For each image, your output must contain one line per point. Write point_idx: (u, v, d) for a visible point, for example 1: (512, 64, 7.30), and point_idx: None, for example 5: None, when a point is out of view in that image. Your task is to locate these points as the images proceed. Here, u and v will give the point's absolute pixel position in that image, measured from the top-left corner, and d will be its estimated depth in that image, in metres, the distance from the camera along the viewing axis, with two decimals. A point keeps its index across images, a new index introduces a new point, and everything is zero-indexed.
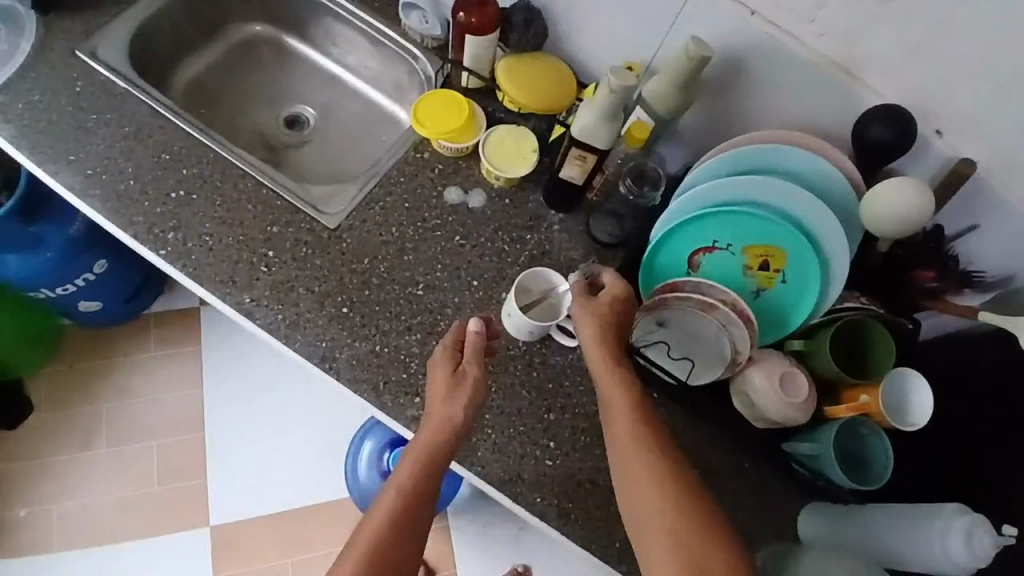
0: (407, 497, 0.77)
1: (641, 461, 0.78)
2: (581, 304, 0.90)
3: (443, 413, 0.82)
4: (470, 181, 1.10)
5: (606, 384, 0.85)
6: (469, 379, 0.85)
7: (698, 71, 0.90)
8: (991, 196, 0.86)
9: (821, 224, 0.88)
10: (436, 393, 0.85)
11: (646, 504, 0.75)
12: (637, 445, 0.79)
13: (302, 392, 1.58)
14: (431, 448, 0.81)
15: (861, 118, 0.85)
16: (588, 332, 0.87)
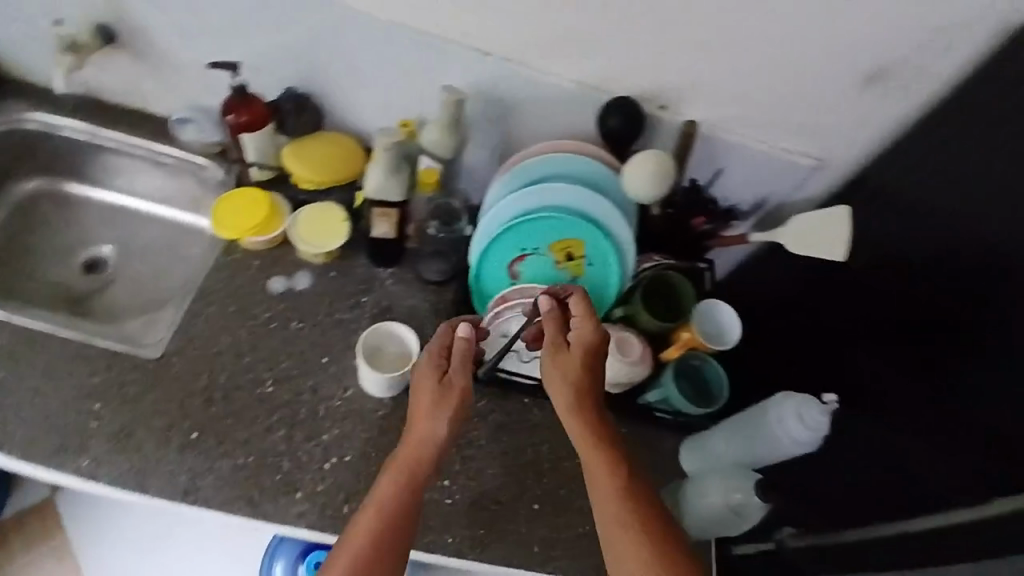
0: (389, 514, 0.85)
1: (617, 500, 0.86)
2: (549, 349, 0.92)
3: (422, 432, 0.89)
4: (291, 266, 1.11)
5: (578, 421, 0.91)
6: (457, 391, 0.90)
7: (459, 112, 0.98)
8: (718, 145, 1.03)
9: (601, 209, 1.00)
10: (422, 403, 0.90)
11: (616, 533, 0.85)
12: (612, 485, 0.87)
13: (190, 540, 1.42)
14: (412, 466, 0.88)
15: (600, 113, 0.99)
16: (558, 382, 0.91)
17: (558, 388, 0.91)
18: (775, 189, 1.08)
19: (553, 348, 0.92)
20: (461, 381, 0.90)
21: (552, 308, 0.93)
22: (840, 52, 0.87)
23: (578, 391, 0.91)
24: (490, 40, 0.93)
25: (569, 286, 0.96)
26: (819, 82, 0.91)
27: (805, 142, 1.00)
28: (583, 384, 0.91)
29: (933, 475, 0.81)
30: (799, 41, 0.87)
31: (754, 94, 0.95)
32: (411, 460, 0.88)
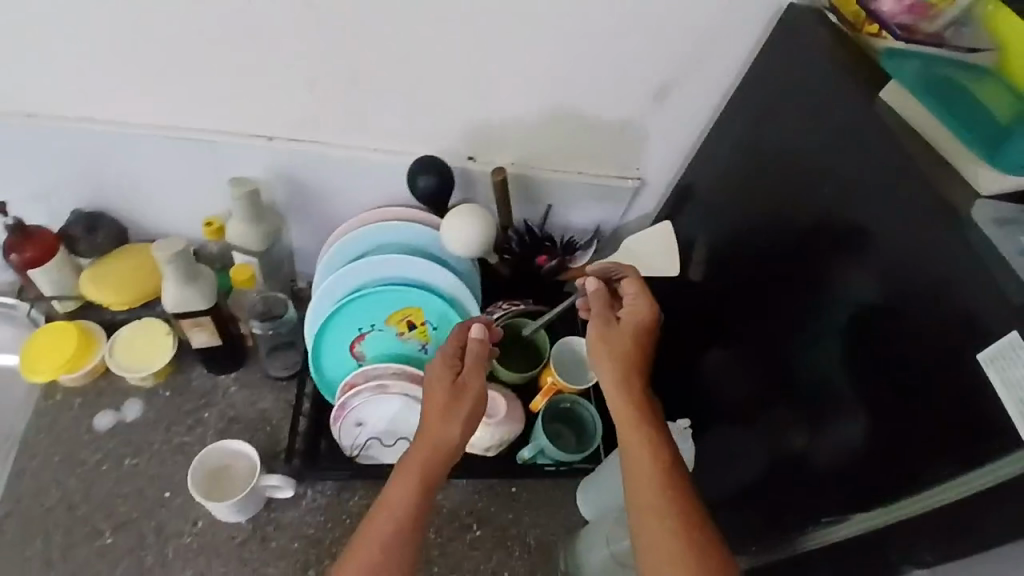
0: (400, 523, 0.76)
1: (652, 486, 0.76)
2: (597, 323, 0.88)
3: (442, 433, 0.81)
4: (121, 395, 1.02)
5: (617, 401, 0.83)
6: (471, 389, 0.84)
7: (258, 202, 0.94)
8: (536, 183, 1.04)
9: (428, 271, 0.95)
10: (432, 407, 0.83)
11: (654, 530, 0.73)
12: (648, 471, 0.77)
13: None
14: (429, 466, 0.80)
15: (409, 177, 0.98)
16: (605, 361, 0.86)
17: (602, 366, 0.86)
18: (603, 213, 1.10)
19: (606, 321, 0.88)
20: (476, 385, 0.84)
21: (597, 293, 0.90)
22: (615, 77, 0.91)
23: (637, 355, 0.86)
24: (272, 125, 0.94)
25: (620, 266, 0.92)
26: (609, 108, 0.95)
27: (616, 164, 1.04)
28: (636, 356, 0.86)
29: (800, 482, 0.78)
30: (576, 74, 0.90)
31: (553, 129, 0.97)
32: (425, 457, 0.80)
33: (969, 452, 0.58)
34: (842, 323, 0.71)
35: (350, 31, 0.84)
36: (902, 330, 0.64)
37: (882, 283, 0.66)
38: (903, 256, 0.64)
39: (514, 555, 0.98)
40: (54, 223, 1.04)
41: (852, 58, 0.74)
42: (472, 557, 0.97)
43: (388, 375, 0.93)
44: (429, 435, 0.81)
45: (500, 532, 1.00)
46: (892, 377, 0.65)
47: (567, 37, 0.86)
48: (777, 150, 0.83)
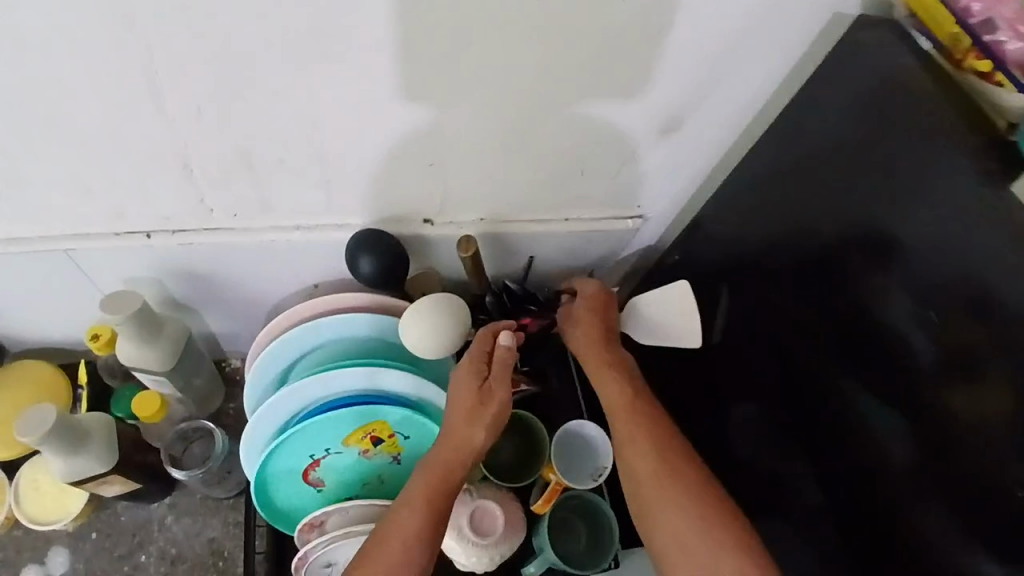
0: (413, 533, 0.68)
1: (665, 475, 0.68)
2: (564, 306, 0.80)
3: (462, 436, 0.71)
4: (39, 544, 0.85)
5: (602, 384, 0.74)
6: (498, 398, 0.71)
7: (147, 318, 0.73)
8: (513, 237, 0.81)
9: (388, 379, 0.75)
10: (457, 409, 0.72)
11: (674, 519, 0.66)
12: (655, 456, 0.69)
13: None
14: (448, 472, 0.71)
15: (348, 257, 0.75)
16: (582, 339, 0.77)
17: (581, 350, 0.77)
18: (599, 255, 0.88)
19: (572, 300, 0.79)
20: (506, 393, 0.72)
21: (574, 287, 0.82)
22: (604, 117, 0.66)
23: (609, 329, 0.77)
24: (145, 219, 0.70)
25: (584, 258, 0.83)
26: (596, 150, 0.70)
27: (611, 203, 0.80)
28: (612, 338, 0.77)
29: (806, 526, 0.69)
30: (549, 120, 0.65)
31: (524, 178, 0.73)
32: (445, 464, 0.71)
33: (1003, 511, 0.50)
34: (865, 354, 0.60)
35: (221, 104, 0.58)
36: (940, 370, 0.53)
37: (921, 308, 0.54)
38: (931, 272, 0.53)
39: None
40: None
41: (942, 102, 0.52)
42: None
43: (355, 508, 0.77)
44: (453, 440, 0.71)
45: None
46: (916, 406, 0.56)
47: (534, 76, 0.60)
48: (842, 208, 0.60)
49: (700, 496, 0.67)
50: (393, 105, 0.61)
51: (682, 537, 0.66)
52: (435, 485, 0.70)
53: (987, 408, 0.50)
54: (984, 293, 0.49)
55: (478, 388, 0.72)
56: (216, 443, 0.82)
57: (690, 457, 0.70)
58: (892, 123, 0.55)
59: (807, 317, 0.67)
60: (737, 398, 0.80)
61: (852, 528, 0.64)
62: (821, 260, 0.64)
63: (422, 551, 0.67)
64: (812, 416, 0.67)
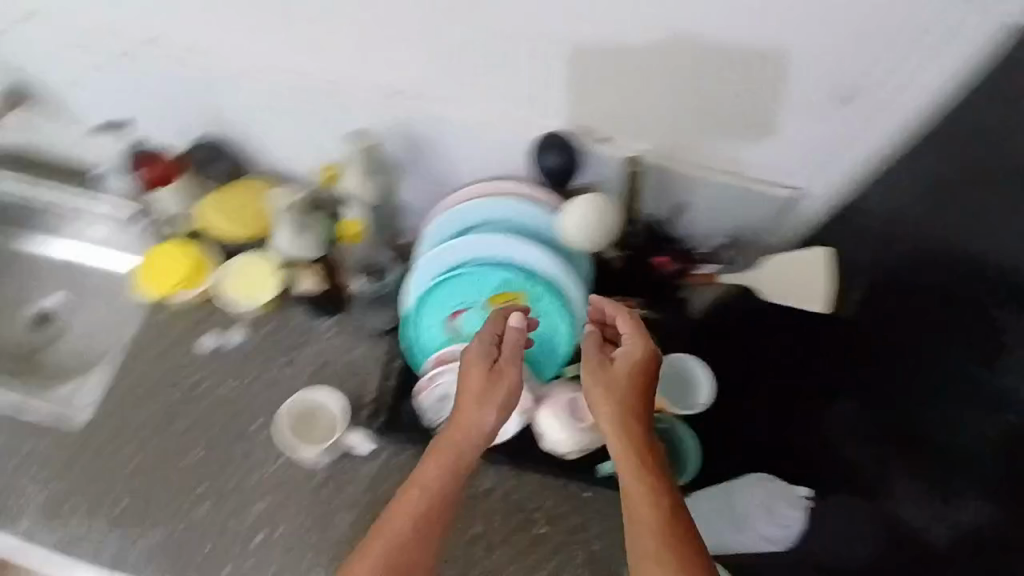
0: (421, 512, 0.77)
1: (647, 522, 0.70)
2: (592, 362, 0.79)
3: (472, 416, 0.79)
4: (226, 320, 1.04)
5: (617, 447, 0.74)
6: (506, 377, 0.80)
7: (373, 160, 0.91)
8: (676, 177, 0.91)
9: (539, 257, 0.90)
10: (468, 395, 0.80)
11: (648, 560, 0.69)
12: (643, 504, 0.71)
13: None
14: (459, 455, 0.78)
15: (534, 151, 0.88)
16: (602, 405, 0.76)
17: (598, 410, 0.76)
18: (746, 222, 0.95)
19: (599, 360, 0.79)
20: (513, 377, 0.80)
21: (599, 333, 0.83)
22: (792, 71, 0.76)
23: (632, 391, 0.77)
24: (399, 77, 0.86)
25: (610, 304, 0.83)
26: (776, 104, 0.80)
27: (776, 167, 0.87)
28: (637, 394, 0.77)
29: None
30: (743, 62, 0.76)
31: (704, 117, 0.83)
32: (453, 448, 0.79)
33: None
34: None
35: None
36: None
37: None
38: None
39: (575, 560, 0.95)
40: (177, 143, 1.03)
41: None
42: (533, 550, 0.95)
43: None
44: (459, 426, 0.79)
45: (566, 535, 0.96)
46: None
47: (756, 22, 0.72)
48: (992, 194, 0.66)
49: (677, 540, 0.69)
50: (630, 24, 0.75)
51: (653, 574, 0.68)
52: (447, 467, 0.78)
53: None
54: None
55: (487, 369, 0.80)
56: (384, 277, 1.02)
57: (671, 505, 0.71)
58: None
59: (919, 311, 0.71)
60: None
61: None
62: None
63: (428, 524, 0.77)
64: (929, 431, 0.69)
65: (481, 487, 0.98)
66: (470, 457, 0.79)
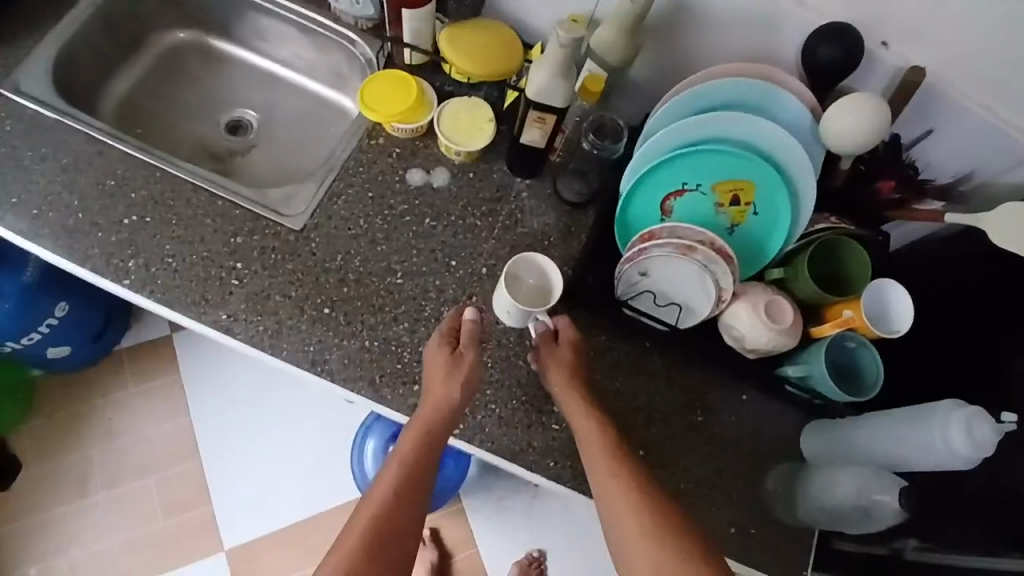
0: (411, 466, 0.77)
1: (618, 477, 0.76)
2: (546, 348, 0.89)
3: (441, 388, 0.83)
4: (431, 160, 1.07)
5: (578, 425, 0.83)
6: (468, 358, 0.85)
7: (643, 14, 0.88)
8: (940, 100, 0.88)
9: (784, 149, 0.87)
10: (436, 372, 0.85)
11: (622, 511, 0.74)
12: (611, 463, 0.78)
13: (291, 416, 1.58)
14: (429, 423, 0.81)
15: (808, 41, 0.85)
16: (556, 379, 0.87)
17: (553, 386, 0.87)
18: (987, 165, 0.92)
19: (551, 348, 0.89)
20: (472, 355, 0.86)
21: (551, 330, 0.91)
22: None
23: (579, 374, 0.88)
24: None
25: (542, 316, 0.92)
26: None
27: None
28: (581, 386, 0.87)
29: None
30: None
31: (1004, 34, 0.79)
32: (431, 414, 0.82)
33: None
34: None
35: None
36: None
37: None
38: None
39: (726, 453, 0.98)
40: None
41: None
42: (691, 436, 0.98)
43: (696, 238, 0.91)
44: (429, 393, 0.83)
45: (719, 429, 0.99)
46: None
47: None
48: None
49: (645, 496, 0.74)
50: None
51: (626, 524, 0.72)
52: (418, 429, 0.81)
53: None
54: None
55: (448, 351, 0.86)
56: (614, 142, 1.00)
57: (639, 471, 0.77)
58: None
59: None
60: None
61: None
62: None
63: (415, 473, 0.77)
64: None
65: (649, 368, 1.01)
66: (442, 425, 0.81)
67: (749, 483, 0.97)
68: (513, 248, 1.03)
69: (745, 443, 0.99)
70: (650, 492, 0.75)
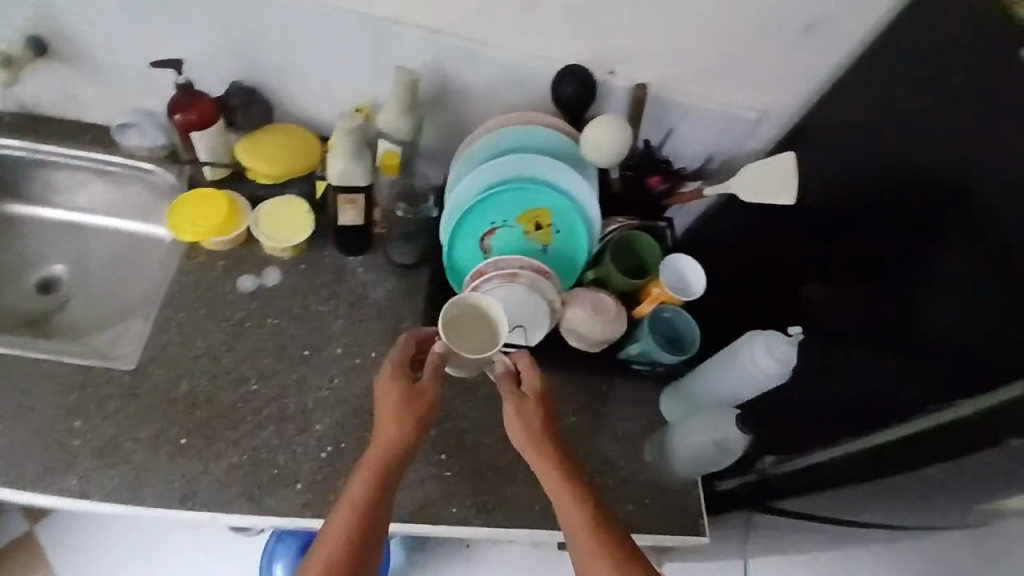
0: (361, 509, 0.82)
1: (576, 517, 0.83)
2: (511, 401, 0.89)
3: (393, 431, 0.85)
4: (259, 264, 1.09)
5: (542, 473, 0.86)
6: (425, 394, 0.87)
7: (415, 92, 0.99)
8: (666, 106, 1.07)
9: (561, 175, 1.02)
10: (386, 410, 0.86)
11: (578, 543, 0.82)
12: (571, 504, 0.84)
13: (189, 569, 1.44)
14: (384, 469, 0.84)
15: (553, 81, 1.01)
16: (515, 423, 0.88)
17: (514, 434, 0.89)
18: (724, 145, 1.14)
19: (515, 396, 0.89)
20: (431, 389, 0.88)
21: (511, 369, 0.92)
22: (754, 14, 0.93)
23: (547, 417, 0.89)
24: (432, 17, 0.95)
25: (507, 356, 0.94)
26: (744, 41, 0.97)
27: (742, 95, 1.05)
28: (545, 428, 0.89)
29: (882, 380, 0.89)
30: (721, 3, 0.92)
31: (690, 53, 1.00)
32: (383, 456, 0.85)
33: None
34: (953, 219, 0.81)
35: None
36: (1006, 247, 0.74)
37: (1003, 201, 0.75)
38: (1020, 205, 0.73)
39: (604, 441, 1.09)
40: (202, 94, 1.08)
41: None
42: (571, 439, 1.08)
43: (516, 265, 1.03)
44: (384, 435, 0.85)
45: (593, 422, 1.10)
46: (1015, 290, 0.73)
47: None
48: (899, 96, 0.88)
49: (599, 527, 0.83)
50: None
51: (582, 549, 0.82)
52: (373, 467, 0.84)
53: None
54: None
55: (405, 386, 0.87)
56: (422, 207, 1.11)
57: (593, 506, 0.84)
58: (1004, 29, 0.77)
59: (885, 184, 0.91)
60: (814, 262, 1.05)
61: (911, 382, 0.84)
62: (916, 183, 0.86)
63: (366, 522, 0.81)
64: (892, 280, 0.91)
65: None
66: (396, 467, 0.85)
67: (630, 462, 1.08)
68: (362, 322, 1.07)
69: (617, 428, 1.10)
70: (602, 520, 0.83)
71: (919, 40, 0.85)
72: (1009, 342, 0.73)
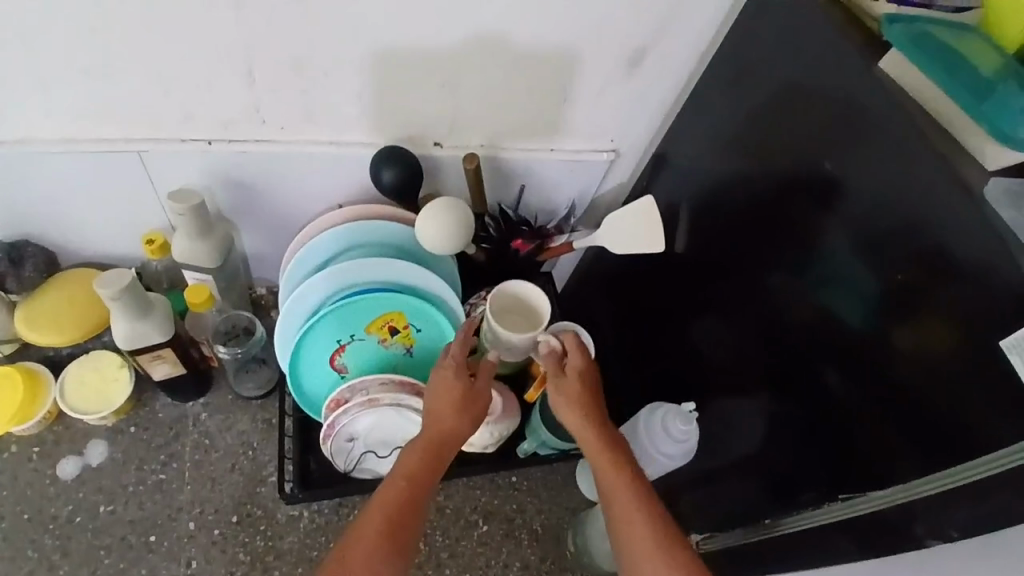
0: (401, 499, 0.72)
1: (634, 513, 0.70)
2: (554, 382, 0.79)
3: (442, 420, 0.77)
4: (81, 438, 0.93)
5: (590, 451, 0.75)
6: (479, 390, 0.79)
7: (205, 215, 0.84)
8: (508, 164, 0.97)
9: (406, 272, 0.89)
10: (442, 398, 0.78)
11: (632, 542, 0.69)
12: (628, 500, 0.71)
13: None
14: (427, 462, 0.75)
15: (373, 165, 0.87)
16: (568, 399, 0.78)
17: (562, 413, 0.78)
18: (582, 190, 1.04)
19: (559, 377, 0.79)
20: (485, 388, 0.80)
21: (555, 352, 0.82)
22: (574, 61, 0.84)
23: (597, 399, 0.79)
24: (213, 128, 0.83)
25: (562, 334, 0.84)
26: (571, 89, 0.88)
27: (588, 136, 0.96)
28: (592, 404, 0.78)
29: (788, 445, 0.79)
30: (536, 59, 0.83)
31: (518, 111, 0.90)
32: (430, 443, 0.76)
33: (960, 438, 0.58)
34: (829, 266, 0.70)
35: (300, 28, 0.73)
36: (878, 318, 0.65)
37: (872, 259, 0.65)
38: (900, 249, 0.63)
39: (524, 544, 0.98)
40: None
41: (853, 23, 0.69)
42: (484, 551, 0.96)
43: (378, 385, 0.86)
44: (434, 423, 0.77)
45: (507, 524, 0.99)
46: (898, 362, 0.64)
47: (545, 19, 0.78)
48: (742, 127, 0.81)
49: (659, 526, 0.69)
50: (434, 39, 0.78)
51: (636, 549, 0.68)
52: (420, 455, 0.75)
53: (932, 349, 0.60)
54: (900, 225, 0.62)
55: (463, 382, 0.78)
56: (251, 336, 0.94)
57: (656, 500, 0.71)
58: (829, 57, 0.68)
59: (750, 225, 0.81)
60: (696, 311, 0.94)
61: (826, 447, 0.73)
62: (779, 220, 0.76)
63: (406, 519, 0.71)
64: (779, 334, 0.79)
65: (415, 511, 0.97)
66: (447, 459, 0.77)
67: (554, 560, 0.97)
68: (216, 479, 0.92)
69: (534, 525, 0.99)
70: (664, 520, 0.70)
71: (755, 68, 0.77)
72: (904, 425, 0.64)
